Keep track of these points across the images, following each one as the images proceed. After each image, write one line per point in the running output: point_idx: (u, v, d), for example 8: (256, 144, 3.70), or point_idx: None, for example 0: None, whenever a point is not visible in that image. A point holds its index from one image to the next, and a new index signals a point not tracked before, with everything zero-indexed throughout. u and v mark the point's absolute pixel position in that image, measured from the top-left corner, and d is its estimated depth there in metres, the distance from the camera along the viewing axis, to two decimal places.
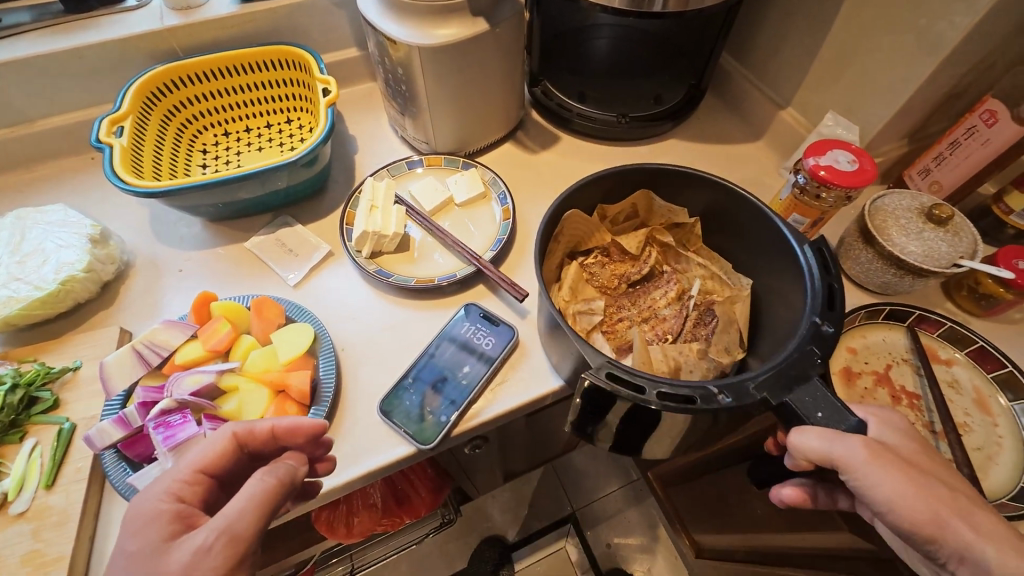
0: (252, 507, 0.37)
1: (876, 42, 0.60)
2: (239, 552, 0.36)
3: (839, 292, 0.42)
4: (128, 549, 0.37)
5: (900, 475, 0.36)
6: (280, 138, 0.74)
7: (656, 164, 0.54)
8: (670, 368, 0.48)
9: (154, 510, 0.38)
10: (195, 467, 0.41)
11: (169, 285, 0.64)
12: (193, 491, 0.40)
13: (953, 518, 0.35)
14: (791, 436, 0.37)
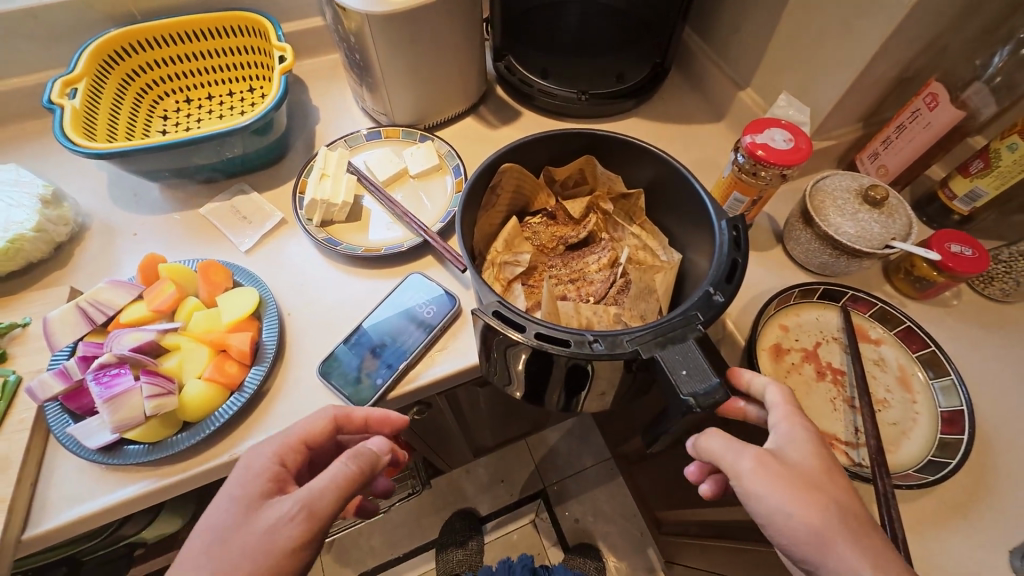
0: (332, 488, 0.41)
1: (826, 22, 0.61)
2: (313, 529, 0.40)
3: (741, 266, 0.44)
4: (234, 493, 0.43)
5: (789, 488, 0.38)
6: (241, 106, 0.75)
7: (596, 131, 0.56)
8: (579, 323, 0.51)
9: (263, 466, 0.44)
10: (299, 437, 0.46)
11: (123, 248, 0.65)
12: (295, 458, 0.45)
13: (841, 538, 0.37)
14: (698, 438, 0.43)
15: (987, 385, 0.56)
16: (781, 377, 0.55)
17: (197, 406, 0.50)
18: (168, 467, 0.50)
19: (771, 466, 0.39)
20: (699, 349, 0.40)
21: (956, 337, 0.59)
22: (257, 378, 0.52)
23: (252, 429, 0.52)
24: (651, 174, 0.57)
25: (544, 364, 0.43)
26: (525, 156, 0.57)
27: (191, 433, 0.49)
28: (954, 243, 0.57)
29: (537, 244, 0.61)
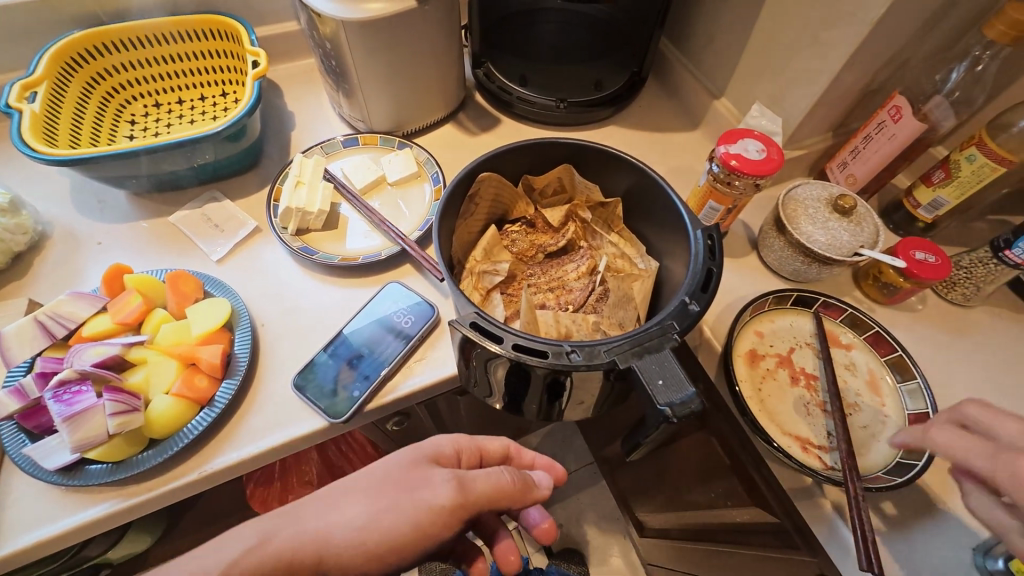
0: (492, 489, 0.45)
1: (796, 36, 0.62)
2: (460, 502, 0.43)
3: (715, 274, 0.45)
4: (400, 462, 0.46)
5: None
6: (213, 111, 0.73)
7: (573, 141, 0.56)
8: (558, 333, 0.51)
9: (435, 446, 0.48)
10: (477, 448, 0.50)
11: (87, 257, 0.62)
12: (461, 458, 0.49)
13: None
14: None
15: (951, 388, 0.58)
16: (756, 383, 0.56)
17: (165, 423, 0.48)
18: (133, 487, 0.48)
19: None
20: (675, 359, 0.40)
21: (921, 341, 0.61)
22: (228, 392, 0.51)
23: (223, 445, 0.50)
24: (627, 183, 0.57)
25: (522, 374, 0.42)
26: (503, 165, 0.57)
27: (158, 450, 0.48)
28: (919, 250, 0.58)
29: (516, 252, 0.61)
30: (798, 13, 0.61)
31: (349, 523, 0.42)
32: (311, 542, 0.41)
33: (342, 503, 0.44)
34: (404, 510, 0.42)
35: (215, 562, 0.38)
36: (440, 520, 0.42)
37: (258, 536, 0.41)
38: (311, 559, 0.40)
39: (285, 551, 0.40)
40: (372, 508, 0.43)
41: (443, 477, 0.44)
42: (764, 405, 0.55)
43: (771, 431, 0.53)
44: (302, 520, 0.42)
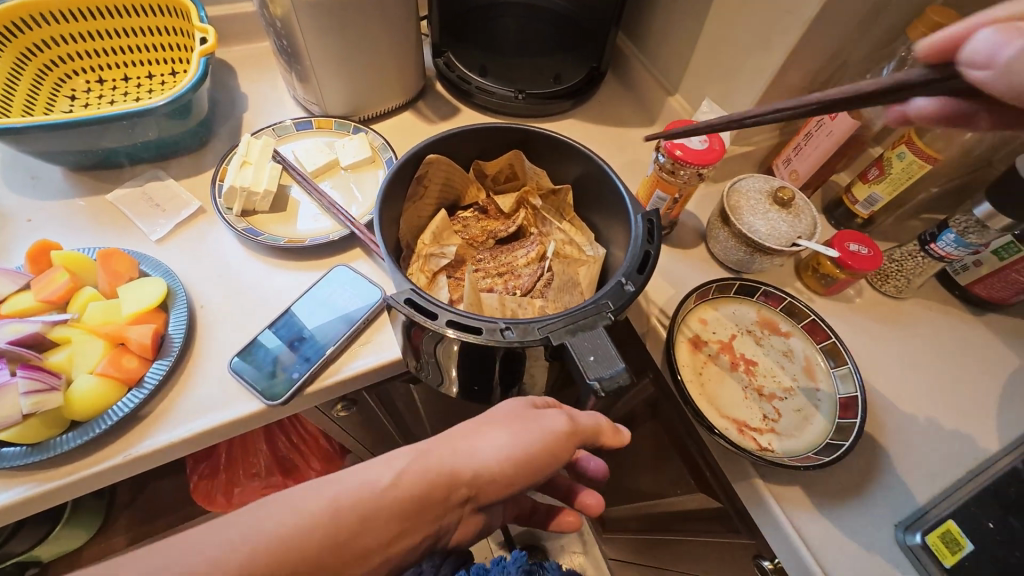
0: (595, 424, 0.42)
1: (741, 34, 0.65)
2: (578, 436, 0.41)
3: (652, 256, 0.45)
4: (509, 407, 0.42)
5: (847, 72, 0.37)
6: (160, 89, 0.70)
7: (522, 127, 0.56)
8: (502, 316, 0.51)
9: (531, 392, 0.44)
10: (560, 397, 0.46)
11: (15, 235, 0.59)
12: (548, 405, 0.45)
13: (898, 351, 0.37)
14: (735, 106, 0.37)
15: (882, 373, 0.60)
16: (698, 368, 0.57)
17: (87, 403, 0.46)
18: (49, 471, 0.45)
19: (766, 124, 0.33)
20: (608, 337, 0.41)
21: (855, 331, 0.64)
22: (159, 373, 0.49)
23: (151, 429, 0.48)
24: (579, 172, 0.58)
25: (458, 352, 0.42)
26: (452, 148, 0.57)
27: (78, 432, 0.45)
28: (853, 242, 0.61)
29: (467, 237, 0.61)
30: (743, 12, 0.64)
31: (486, 449, 0.38)
32: (463, 462, 0.38)
33: (469, 433, 0.40)
34: (535, 437, 0.39)
35: (382, 473, 0.36)
36: (564, 453, 0.40)
37: (408, 457, 0.37)
38: (467, 473, 0.38)
39: (437, 468, 0.37)
40: (505, 434, 0.39)
41: (555, 414, 0.40)
42: (705, 389, 0.56)
43: (709, 414, 0.54)
44: (448, 441, 0.39)
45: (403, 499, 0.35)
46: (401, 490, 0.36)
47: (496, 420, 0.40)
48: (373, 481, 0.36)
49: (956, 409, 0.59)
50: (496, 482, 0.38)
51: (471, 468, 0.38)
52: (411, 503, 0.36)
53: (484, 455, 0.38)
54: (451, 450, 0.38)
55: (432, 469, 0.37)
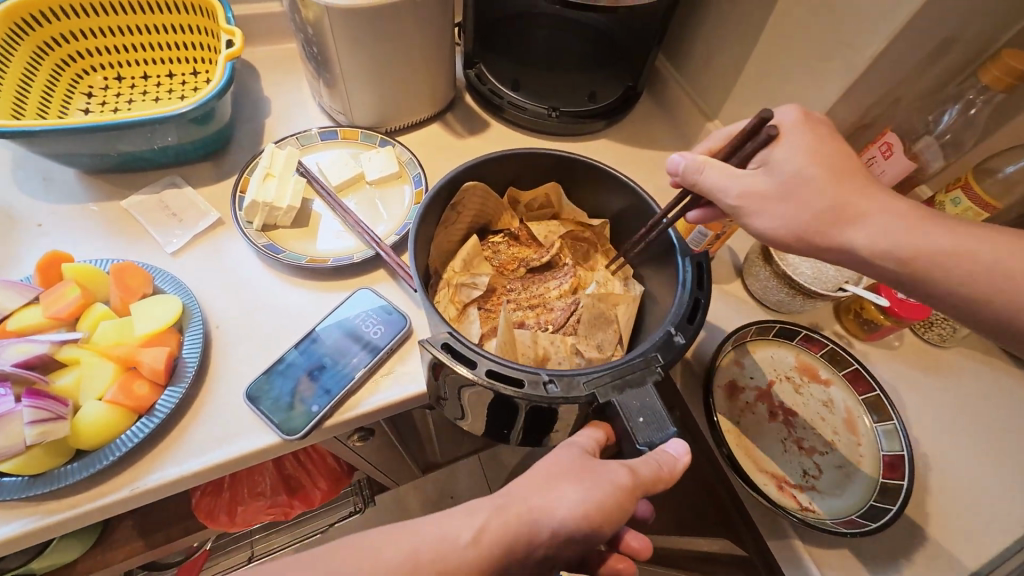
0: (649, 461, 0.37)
1: (793, 63, 0.62)
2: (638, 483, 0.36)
3: (703, 306, 0.43)
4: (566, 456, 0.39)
5: (810, 135, 0.43)
6: (181, 90, 0.68)
7: (564, 153, 0.53)
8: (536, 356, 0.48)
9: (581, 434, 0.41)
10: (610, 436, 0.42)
11: (23, 240, 0.56)
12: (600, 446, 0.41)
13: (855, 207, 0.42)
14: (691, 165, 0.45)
15: (923, 428, 0.58)
16: (735, 416, 0.55)
17: (95, 433, 0.43)
18: (52, 503, 0.43)
19: (711, 165, 0.44)
20: (657, 395, 0.38)
21: (897, 380, 0.61)
22: (171, 401, 0.46)
23: (161, 460, 0.46)
24: (620, 203, 0.55)
25: (494, 403, 0.39)
26: (489, 172, 0.54)
27: (84, 464, 0.43)
28: (901, 289, 0.58)
29: (497, 265, 0.58)
30: (797, 43, 0.61)
31: (552, 508, 0.36)
32: (537, 528, 0.36)
33: (535, 488, 0.37)
34: (600, 489, 0.36)
35: (462, 530, 0.35)
36: (629, 505, 0.36)
37: (489, 510, 0.36)
38: (544, 537, 0.36)
39: (516, 528, 0.35)
40: (567, 488, 0.36)
41: (614, 464, 0.37)
42: (742, 439, 0.54)
43: (747, 467, 0.52)
44: (521, 497, 0.37)
45: (481, 560, 0.34)
46: (479, 555, 0.34)
47: (559, 473, 0.38)
48: (453, 537, 0.35)
49: (1001, 469, 0.56)
50: (572, 541, 0.36)
51: (541, 526, 0.36)
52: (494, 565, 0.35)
53: (553, 513, 0.36)
54: (523, 506, 0.36)
55: (510, 525, 0.35)
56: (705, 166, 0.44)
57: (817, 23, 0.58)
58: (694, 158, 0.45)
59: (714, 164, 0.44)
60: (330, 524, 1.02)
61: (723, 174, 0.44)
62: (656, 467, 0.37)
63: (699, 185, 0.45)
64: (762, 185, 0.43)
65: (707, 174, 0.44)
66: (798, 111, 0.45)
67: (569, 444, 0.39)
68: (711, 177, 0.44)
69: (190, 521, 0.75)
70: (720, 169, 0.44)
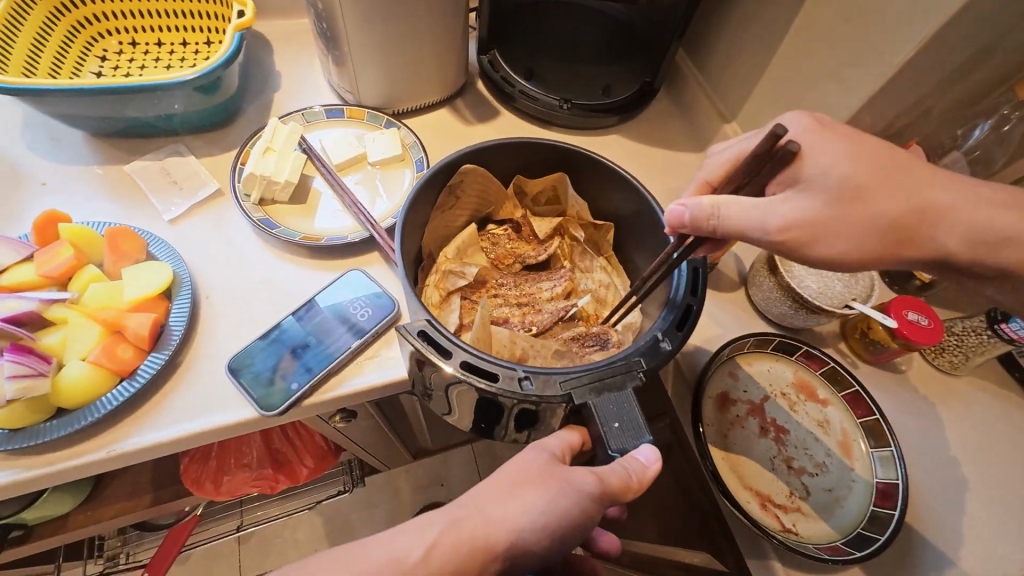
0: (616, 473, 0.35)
1: (818, 67, 0.59)
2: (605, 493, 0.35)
3: (694, 312, 0.41)
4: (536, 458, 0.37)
5: (839, 146, 0.41)
6: (193, 59, 0.67)
7: (568, 146, 0.52)
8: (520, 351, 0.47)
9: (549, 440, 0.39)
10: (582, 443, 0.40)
11: (28, 198, 0.57)
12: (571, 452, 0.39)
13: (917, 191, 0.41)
14: (695, 212, 0.40)
15: (926, 456, 0.55)
16: (724, 429, 0.53)
17: (75, 393, 0.44)
18: (31, 458, 0.43)
19: (727, 208, 0.40)
20: (636, 402, 0.37)
21: (901, 406, 0.58)
22: (153, 366, 0.46)
23: (140, 425, 0.46)
24: (621, 200, 0.53)
25: (468, 396, 0.38)
26: (493, 160, 0.53)
27: (63, 422, 0.43)
28: (912, 311, 0.56)
29: (492, 256, 0.57)
30: (823, 46, 0.58)
31: (514, 517, 0.35)
32: (500, 528, 0.35)
33: (500, 494, 0.36)
34: (566, 498, 0.35)
35: (412, 547, 0.33)
36: (594, 513, 0.35)
37: (442, 523, 0.35)
38: (506, 538, 0.34)
39: (475, 541, 0.34)
40: (531, 496, 0.35)
41: (583, 470, 0.36)
42: (727, 453, 0.52)
43: (730, 483, 0.50)
44: (483, 493, 0.36)
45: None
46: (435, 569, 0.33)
47: (526, 479, 0.36)
48: (405, 556, 0.33)
49: (1006, 506, 0.53)
50: (532, 552, 0.35)
51: (502, 540, 0.34)
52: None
53: (514, 523, 0.35)
54: (484, 519, 0.35)
55: (464, 540, 0.34)
56: (723, 206, 0.40)
57: (844, 25, 0.55)
58: (705, 201, 0.40)
59: (730, 200, 0.40)
60: (317, 501, 1.04)
61: (743, 211, 0.40)
62: (624, 475, 0.35)
63: (718, 230, 0.40)
64: (800, 211, 0.40)
65: (723, 217, 0.40)
66: (809, 120, 0.43)
67: (539, 445, 0.38)
68: (734, 215, 0.40)
69: (177, 487, 0.76)
70: (736, 207, 0.40)
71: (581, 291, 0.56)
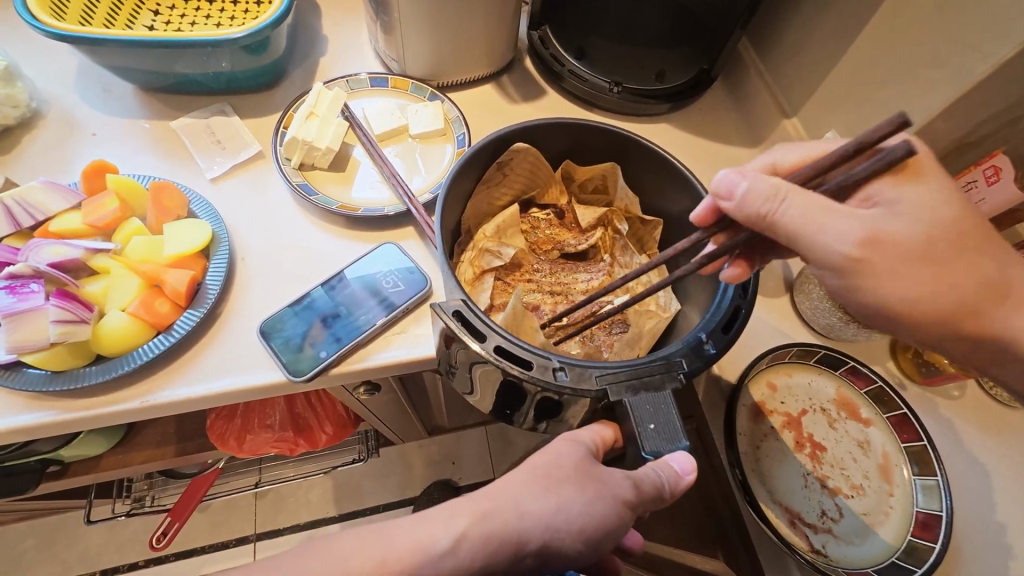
0: (653, 478, 0.34)
1: (900, 63, 0.55)
2: (640, 496, 0.34)
3: (743, 319, 0.38)
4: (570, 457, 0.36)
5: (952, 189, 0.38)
6: (242, 18, 0.66)
7: (624, 132, 0.49)
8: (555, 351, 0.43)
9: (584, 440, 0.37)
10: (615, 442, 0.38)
11: (79, 147, 0.58)
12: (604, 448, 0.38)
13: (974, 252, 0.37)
14: (753, 183, 0.36)
15: (972, 491, 0.51)
16: (755, 441, 0.52)
17: (115, 342, 0.45)
18: (69, 402, 0.45)
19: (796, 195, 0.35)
20: (674, 404, 0.35)
21: (951, 434, 0.55)
22: (188, 323, 0.47)
23: (175, 379, 0.47)
24: (672, 194, 0.51)
25: (496, 382, 0.37)
26: (543, 140, 0.52)
27: (102, 369, 0.44)
28: None
29: (530, 241, 0.56)
30: (909, 40, 0.53)
31: (545, 514, 0.34)
32: (523, 524, 0.33)
33: (529, 489, 0.35)
34: (602, 503, 0.34)
35: (441, 532, 0.33)
36: (629, 521, 0.34)
37: (471, 516, 0.33)
38: (528, 533, 0.33)
39: (500, 531, 0.33)
40: (565, 495, 0.34)
41: (619, 474, 0.35)
42: (759, 465, 0.50)
43: (759, 496, 0.49)
44: (508, 485, 0.35)
45: (459, 569, 0.31)
46: (461, 560, 0.32)
47: (558, 476, 0.35)
48: (433, 542, 0.32)
49: None
50: (563, 554, 0.34)
51: (527, 534, 0.33)
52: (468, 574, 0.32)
53: (543, 519, 0.34)
54: (510, 511, 0.34)
55: (493, 534, 0.33)
56: (791, 193, 0.35)
57: (936, 18, 0.51)
58: (774, 181, 0.35)
59: (802, 192, 0.35)
60: (331, 467, 1.09)
61: (808, 207, 0.35)
62: (658, 482, 0.34)
63: (773, 217, 0.35)
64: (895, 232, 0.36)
65: (784, 207, 0.35)
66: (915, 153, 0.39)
67: (572, 439, 0.37)
68: (793, 212, 0.35)
69: (201, 440, 0.78)
70: (806, 199, 0.35)
71: (617, 288, 0.53)
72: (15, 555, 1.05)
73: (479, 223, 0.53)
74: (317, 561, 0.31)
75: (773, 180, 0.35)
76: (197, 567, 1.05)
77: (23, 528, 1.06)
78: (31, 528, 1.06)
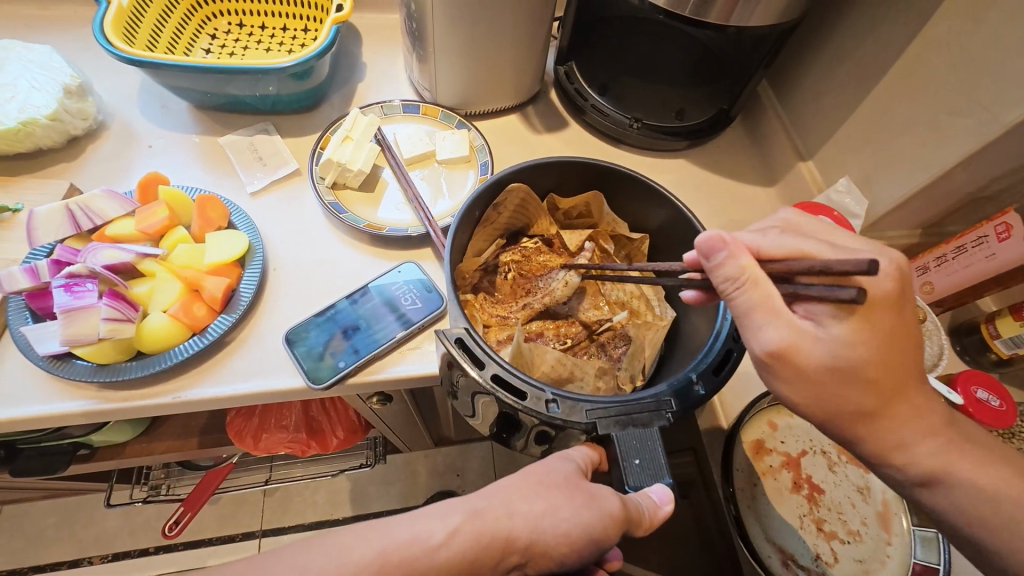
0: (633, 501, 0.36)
1: (912, 115, 0.56)
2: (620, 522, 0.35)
3: (735, 360, 0.40)
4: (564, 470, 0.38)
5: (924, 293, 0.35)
6: (290, 44, 0.72)
7: (611, 165, 0.52)
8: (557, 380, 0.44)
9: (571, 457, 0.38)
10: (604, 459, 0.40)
11: (135, 158, 0.64)
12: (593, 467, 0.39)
13: None
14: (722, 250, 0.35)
15: None
16: (753, 477, 0.52)
17: (156, 340, 0.49)
18: (109, 393, 0.49)
19: (787, 360, 0.35)
20: (660, 441, 0.37)
21: None
22: (222, 326, 0.51)
23: (204, 378, 0.51)
24: (678, 235, 0.52)
25: (496, 411, 0.39)
26: (536, 177, 0.54)
27: (141, 365, 0.48)
28: (981, 388, 0.51)
29: (524, 270, 0.57)
30: (923, 93, 0.55)
31: (535, 516, 0.35)
32: (517, 525, 0.35)
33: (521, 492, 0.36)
34: (590, 511, 0.35)
35: (436, 529, 0.34)
36: (612, 538, 0.35)
37: (464, 513, 0.35)
38: (521, 539, 0.35)
39: (491, 533, 0.34)
40: (556, 498, 0.36)
41: (607, 489, 0.36)
42: (754, 501, 0.51)
43: (753, 533, 0.50)
44: (506, 501, 0.36)
45: (451, 562, 0.33)
46: (453, 553, 0.33)
47: (549, 483, 0.37)
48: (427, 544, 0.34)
49: None
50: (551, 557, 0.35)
51: (515, 541, 0.35)
52: (460, 570, 0.33)
53: (531, 524, 0.35)
54: (501, 509, 0.35)
55: (482, 539, 0.34)
56: (749, 282, 0.35)
57: (950, 77, 0.52)
58: (778, 329, 0.35)
59: (761, 284, 0.34)
60: (340, 470, 1.11)
61: (758, 303, 0.35)
62: (638, 508, 0.36)
63: (726, 297, 0.36)
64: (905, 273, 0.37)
65: (744, 293, 0.35)
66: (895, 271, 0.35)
67: (563, 455, 0.39)
68: (746, 300, 0.35)
69: (220, 435, 0.82)
70: (761, 292, 0.35)
71: (613, 303, 0.56)
72: (36, 532, 1.10)
73: (477, 258, 0.55)
74: (316, 553, 0.33)
75: (782, 318, 0.35)
76: (204, 558, 1.08)
77: (46, 506, 1.12)
78: (54, 506, 1.12)
